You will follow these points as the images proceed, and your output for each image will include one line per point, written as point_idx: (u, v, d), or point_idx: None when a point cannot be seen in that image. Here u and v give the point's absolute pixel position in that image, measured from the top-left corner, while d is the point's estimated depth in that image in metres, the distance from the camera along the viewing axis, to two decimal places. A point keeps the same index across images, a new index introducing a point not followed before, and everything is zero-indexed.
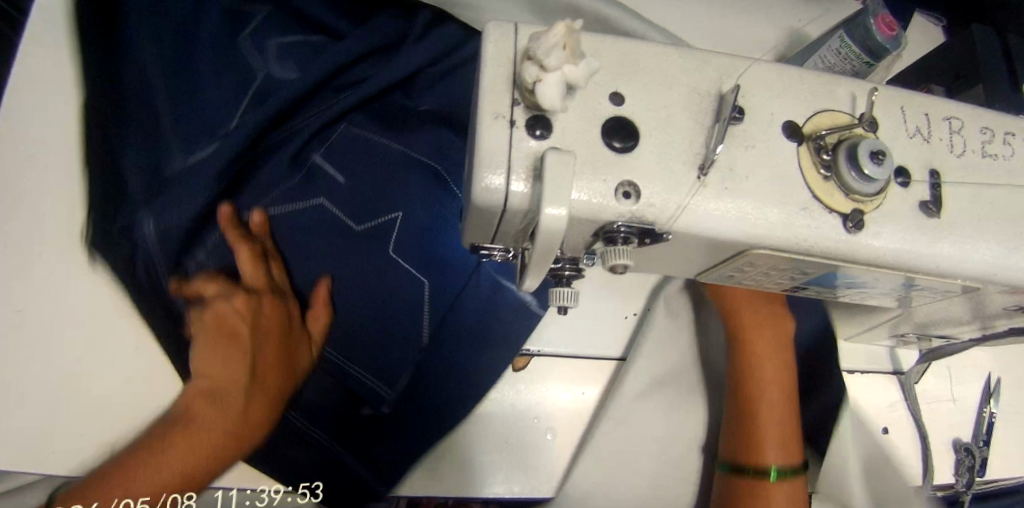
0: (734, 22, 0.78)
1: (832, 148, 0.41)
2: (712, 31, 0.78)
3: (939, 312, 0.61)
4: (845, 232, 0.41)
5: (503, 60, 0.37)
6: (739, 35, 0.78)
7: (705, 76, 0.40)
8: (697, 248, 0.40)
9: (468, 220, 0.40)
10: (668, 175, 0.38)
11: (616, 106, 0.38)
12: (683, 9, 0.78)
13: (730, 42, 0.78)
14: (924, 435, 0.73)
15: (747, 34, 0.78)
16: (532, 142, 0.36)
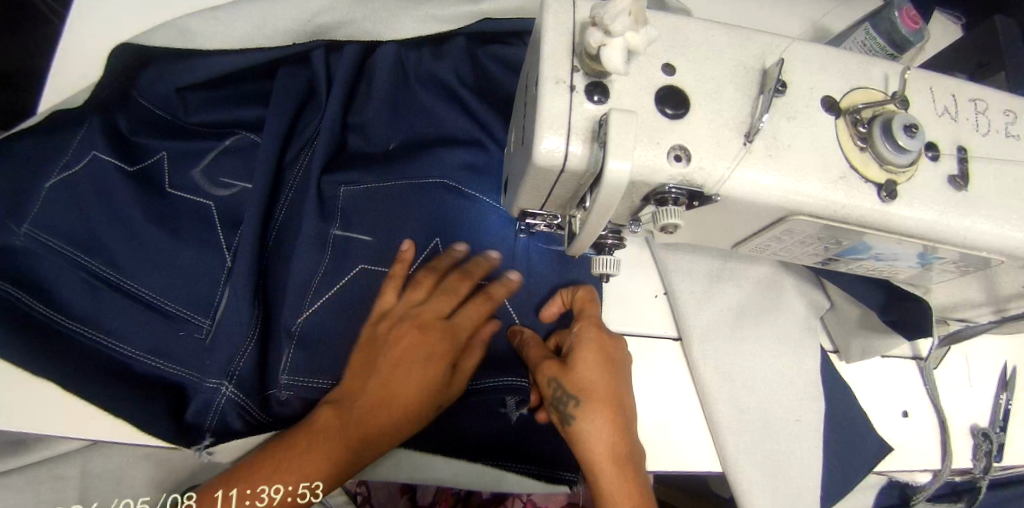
0: (760, 15, 0.81)
1: (868, 122, 0.44)
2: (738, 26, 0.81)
3: (961, 293, 0.63)
4: (879, 201, 0.43)
5: (563, 31, 0.40)
6: (764, 27, 0.81)
7: (749, 52, 0.43)
8: (739, 213, 0.43)
9: (526, 183, 0.42)
10: (715, 141, 0.40)
11: (668, 76, 0.41)
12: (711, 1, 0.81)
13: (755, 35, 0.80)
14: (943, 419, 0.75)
15: (772, 27, 0.81)
16: (590, 106, 0.39)
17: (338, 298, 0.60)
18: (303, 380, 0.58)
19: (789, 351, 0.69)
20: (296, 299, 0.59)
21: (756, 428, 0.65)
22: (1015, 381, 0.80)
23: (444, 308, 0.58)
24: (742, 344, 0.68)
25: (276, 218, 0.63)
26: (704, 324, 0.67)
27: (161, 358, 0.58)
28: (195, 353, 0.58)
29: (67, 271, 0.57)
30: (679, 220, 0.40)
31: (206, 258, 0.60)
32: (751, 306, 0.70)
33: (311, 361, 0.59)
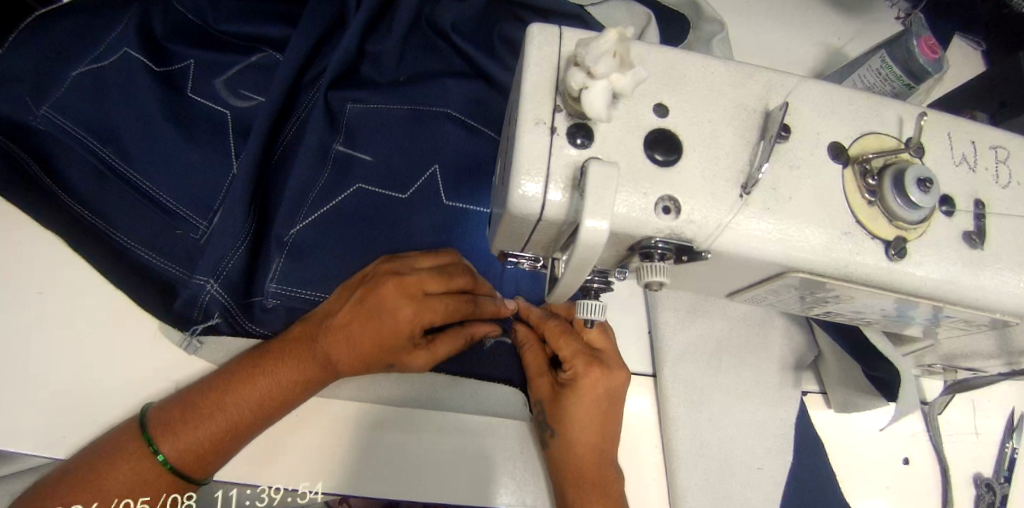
0: (769, 37, 0.77)
1: (879, 173, 0.40)
2: (748, 48, 0.77)
3: (970, 343, 0.59)
4: (886, 259, 0.39)
5: (547, 66, 0.37)
6: (773, 50, 0.77)
7: (751, 92, 0.39)
8: (731, 267, 0.39)
9: (502, 226, 0.39)
10: (708, 193, 0.37)
11: (659, 118, 0.37)
12: None
13: (764, 58, 0.76)
14: (945, 468, 0.71)
15: (782, 50, 0.77)
16: (572, 150, 0.36)
17: (337, 218, 0.58)
18: (290, 289, 0.56)
19: (763, 395, 0.66)
20: (291, 209, 0.57)
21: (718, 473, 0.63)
22: (1022, 429, 0.77)
23: (431, 284, 0.52)
24: (720, 385, 0.66)
25: (286, 138, 0.59)
26: (680, 363, 0.65)
27: (156, 251, 0.57)
28: (190, 251, 0.57)
29: (78, 157, 0.57)
30: (664, 277, 0.36)
31: (217, 159, 0.59)
32: (732, 351, 0.67)
33: (296, 275, 0.57)
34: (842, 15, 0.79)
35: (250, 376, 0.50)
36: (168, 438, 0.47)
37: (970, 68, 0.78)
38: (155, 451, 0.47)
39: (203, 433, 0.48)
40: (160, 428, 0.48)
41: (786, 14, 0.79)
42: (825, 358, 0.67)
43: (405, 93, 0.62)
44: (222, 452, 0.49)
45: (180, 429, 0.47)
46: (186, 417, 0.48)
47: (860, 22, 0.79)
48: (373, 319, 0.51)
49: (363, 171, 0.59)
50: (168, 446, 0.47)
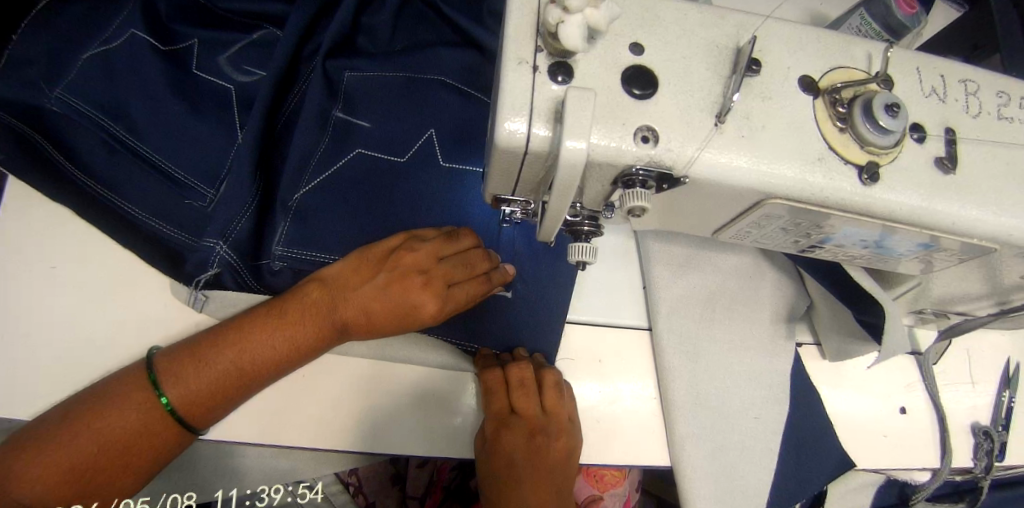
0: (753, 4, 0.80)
1: (848, 102, 0.42)
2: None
3: (957, 284, 0.61)
4: (859, 184, 0.41)
5: (527, 10, 0.39)
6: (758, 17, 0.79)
7: (723, 31, 0.42)
8: (711, 196, 0.42)
9: (491, 166, 0.41)
10: (685, 122, 0.39)
11: (635, 55, 0.39)
12: None
13: None
14: (941, 416, 0.73)
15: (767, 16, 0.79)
16: (554, 87, 0.38)
17: (338, 179, 0.63)
18: (297, 245, 0.61)
19: (756, 344, 0.69)
20: (294, 170, 0.62)
21: (710, 421, 0.66)
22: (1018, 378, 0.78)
23: (440, 251, 0.59)
24: (712, 338, 0.69)
25: (290, 106, 0.65)
26: (674, 316, 0.68)
27: (168, 219, 0.62)
28: (199, 214, 0.62)
29: (88, 133, 0.61)
30: (645, 202, 0.39)
31: (223, 133, 0.64)
32: (723, 304, 0.70)
33: (304, 234, 0.62)
34: None
35: (265, 328, 0.55)
36: (175, 381, 0.52)
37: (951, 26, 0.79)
38: (161, 394, 0.52)
39: (210, 377, 0.53)
40: (167, 371, 0.52)
41: None
42: (818, 306, 0.69)
43: (399, 61, 0.68)
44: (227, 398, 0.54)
45: (189, 376, 0.53)
46: (195, 362, 0.53)
47: None
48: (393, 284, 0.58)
49: (363, 137, 0.65)
50: (173, 386, 0.52)
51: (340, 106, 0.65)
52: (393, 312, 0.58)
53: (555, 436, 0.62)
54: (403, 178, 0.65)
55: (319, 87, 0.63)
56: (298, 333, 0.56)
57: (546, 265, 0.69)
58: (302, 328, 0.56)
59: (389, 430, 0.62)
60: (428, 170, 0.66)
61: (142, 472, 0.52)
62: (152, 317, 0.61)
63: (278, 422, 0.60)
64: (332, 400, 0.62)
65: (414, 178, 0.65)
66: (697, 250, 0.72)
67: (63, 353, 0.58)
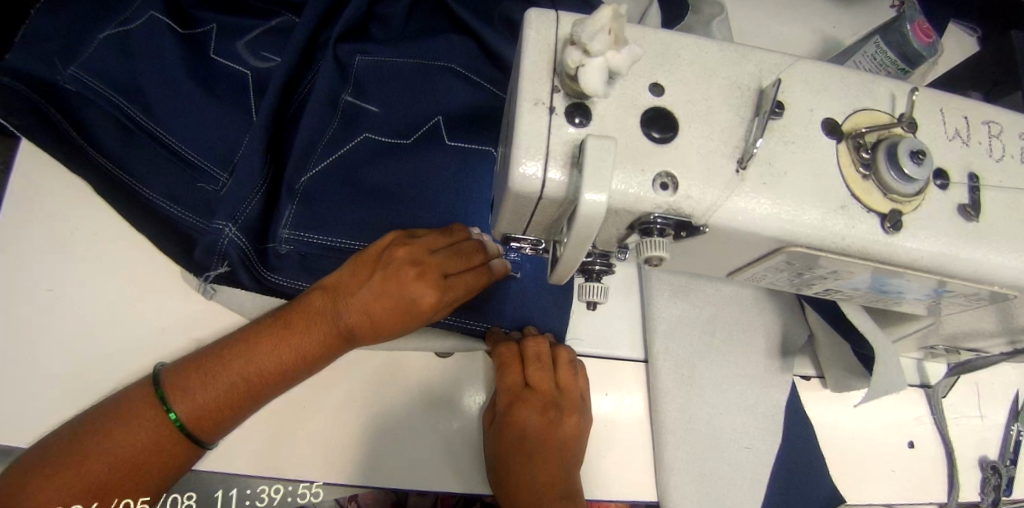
0: (766, 27, 0.78)
1: (872, 146, 0.41)
2: (743, 38, 0.78)
3: (970, 323, 0.60)
4: (882, 232, 0.40)
5: (544, 48, 0.38)
6: (771, 41, 0.78)
7: (744, 70, 0.40)
8: (731, 242, 0.40)
9: (503, 207, 0.39)
10: (705, 168, 0.38)
11: (655, 97, 0.38)
12: None
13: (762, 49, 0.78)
14: (949, 451, 0.71)
15: (781, 40, 0.78)
16: (571, 129, 0.36)
17: (347, 163, 0.63)
18: (305, 229, 0.61)
19: (760, 378, 0.68)
20: (302, 152, 0.61)
21: (716, 457, 0.64)
22: None
23: (435, 243, 0.57)
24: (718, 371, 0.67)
25: (304, 91, 0.64)
26: (673, 349, 0.67)
27: (176, 202, 0.60)
28: (208, 198, 0.61)
29: (98, 111, 0.60)
30: (663, 251, 0.37)
31: (235, 114, 0.63)
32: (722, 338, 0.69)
33: (312, 222, 0.61)
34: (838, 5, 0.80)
35: (268, 338, 0.54)
36: (179, 397, 0.50)
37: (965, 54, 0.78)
38: (168, 410, 0.50)
39: (215, 390, 0.51)
40: (172, 387, 0.51)
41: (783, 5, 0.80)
42: (818, 339, 0.68)
43: (411, 48, 0.67)
44: (233, 412, 0.52)
45: (194, 390, 0.51)
46: (198, 375, 0.52)
47: (856, 10, 0.80)
48: (389, 279, 0.55)
49: (372, 122, 0.64)
50: (181, 401, 0.50)
51: (350, 89, 0.64)
52: (393, 309, 0.55)
53: (566, 412, 0.61)
54: (413, 172, 0.64)
55: (330, 67, 0.62)
56: (303, 341, 0.54)
57: (549, 297, 0.68)
58: (305, 335, 0.54)
59: (387, 466, 0.61)
60: (436, 169, 0.64)
61: (154, 488, 0.49)
62: (148, 344, 0.60)
63: (277, 455, 0.60)
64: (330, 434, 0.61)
65: (422, 175, 0.64)
66: (693, 284, 0.71)
67: (61, 381, 0.57)
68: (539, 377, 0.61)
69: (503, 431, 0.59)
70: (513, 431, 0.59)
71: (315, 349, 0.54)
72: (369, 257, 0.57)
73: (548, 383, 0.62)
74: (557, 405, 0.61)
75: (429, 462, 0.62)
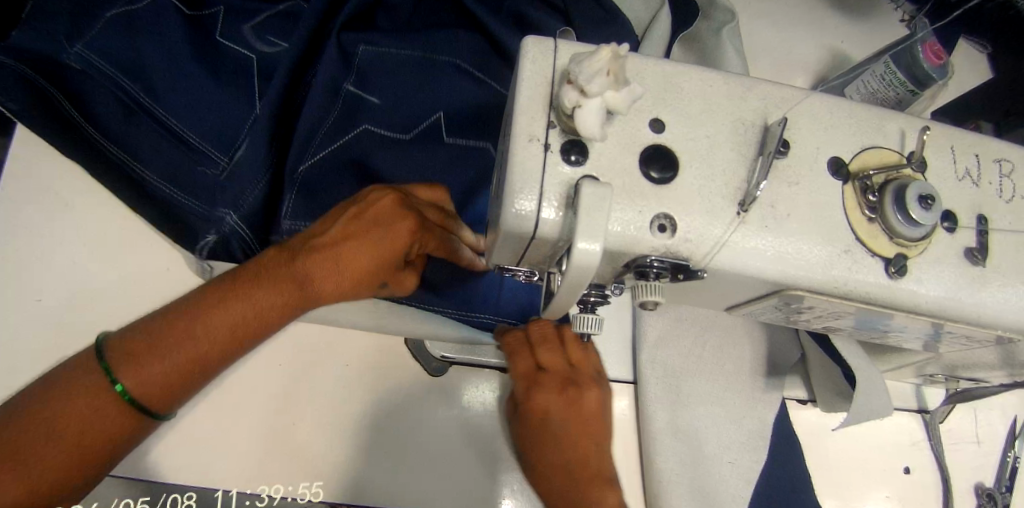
0: (772, 40, 0.76)
1: (878, 187, 0.39)
2: (752, 49, 0.76)
3: (971, 356, 0.58)
4: (886, 277, 0.39)
5: (540, 81, 0.36)
6: (778, 56, 0.76)
7: (749, 106, 0.39)
8: (731, 283, 0.39)
9: (495, 242, 0.38)
10: (704, 210, 0.36)
11: (655, 133, 0.37)
12: None
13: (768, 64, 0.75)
14: (945, 478, 0.71)
15: (788, 55, 0.76)
16: (566, 168, 0.35)
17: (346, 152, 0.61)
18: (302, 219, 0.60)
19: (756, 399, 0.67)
20: (303, 140, 0.60)
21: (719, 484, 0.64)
22: None
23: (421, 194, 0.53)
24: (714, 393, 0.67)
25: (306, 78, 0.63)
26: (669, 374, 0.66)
27: (173, 184, 0.59)
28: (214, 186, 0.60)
29: (100, 89, 0.59)
30: (658, 297, 0.36)
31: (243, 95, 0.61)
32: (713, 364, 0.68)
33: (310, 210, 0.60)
34: (846, 19, 0.78)
35: (230, 294, 0.44)
36: (129, 366, 0.41)
37: (976, 73, 0.76)
38: (114, 381, 0.40)
39: (164, 356, 0.42)
40: (121, 355, 0.41)
41: (791, 18, 0.78)
42: (811, 362, 0.66)
43: (416, 40, 0.64)
44: (191, 383, 0.43)
45: (143, 357, 0.42)
46: (152, 337, 0.42)
47: (864, 25, 0.78)
48: (366, 225, 0.46)
49: (377, 111, 0.62)
50: (130, 372, 0.41)
51: (355, 77, 0.62)
52: (377, 257, 0.46)
53: (586, 390, 0.61)
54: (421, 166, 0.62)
55: (333, 55, 0.61)
56: (268, 295, 0.45)
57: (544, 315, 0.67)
58: (269, 287, 0.45)
59: (378, 485, 0.59)
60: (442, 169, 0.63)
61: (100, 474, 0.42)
62: None
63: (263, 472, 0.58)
64: (316, 454, 0.59)
65: (423, 176, 0.62)
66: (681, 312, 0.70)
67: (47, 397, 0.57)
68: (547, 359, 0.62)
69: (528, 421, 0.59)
70: (536, 419, 0.59)
71: (280, 306, 0.45)
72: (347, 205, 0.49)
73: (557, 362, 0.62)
74: (581, 385, 0.61)
75: (423, 482, 0.60)
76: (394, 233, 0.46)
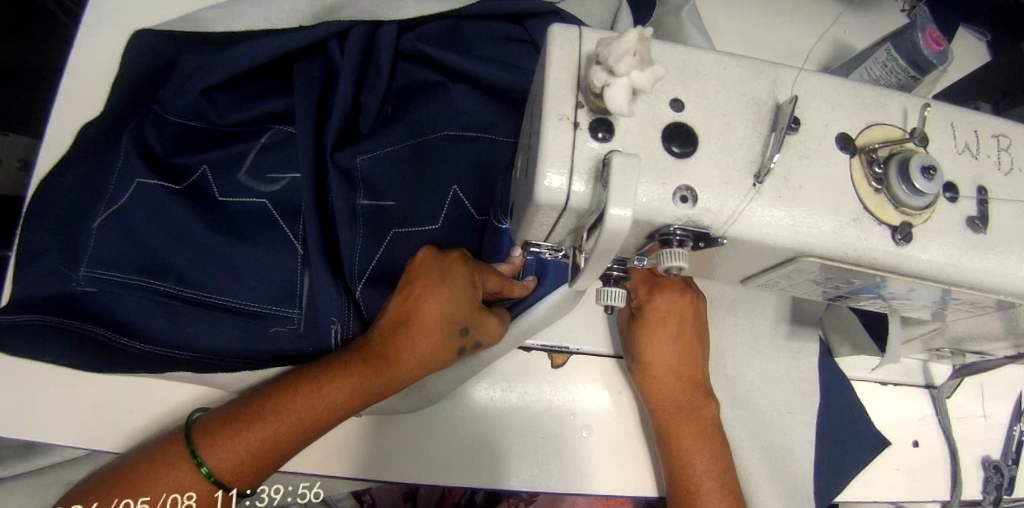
0: (776, 33, 0.80)
1: (884, 160, 0.42)
2: (756, 41, 0.79)
3: (975, 328, 0.61)
4: (893, 243, 0.41)
5: (568, 64, 0.39)
6: (780, 49, 0.79)
7: (762, 86, 0.42)
8: (748, 250, 0.42)
9: (527, 218, 0.41)
10: (723, 181, 0.39)
11: (676, 111, 0.39)
12: (725, 14, 0.79)
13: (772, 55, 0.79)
14: (953, 451, 0.73)
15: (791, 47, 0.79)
16: (593, 143, 0.38)
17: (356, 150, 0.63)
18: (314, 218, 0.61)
19: (763, 376, 0.71)
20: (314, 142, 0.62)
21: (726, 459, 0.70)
22: None
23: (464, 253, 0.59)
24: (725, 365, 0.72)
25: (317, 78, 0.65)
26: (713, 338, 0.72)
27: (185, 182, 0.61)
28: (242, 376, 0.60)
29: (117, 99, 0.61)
30: (684, 262, 0.38)
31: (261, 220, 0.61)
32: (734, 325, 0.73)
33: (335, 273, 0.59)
34: (847, 10, 0.81)
35: (306, 386, 0.54)
36: (211, 448, 0.51)
37: (975, 59, 0.79)
38: (200, 463, 0.51)
39: (249, 441, 0.52)
40: (204, 438, 0.52)
41: (794, 11, 0.81)
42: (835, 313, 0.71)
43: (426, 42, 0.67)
44: (271, 463, 0.53)
45: (222, 441, 0.52)
46: (236, 421, 0.53)
47: (866, 15, 0.81)
48: (422, 302, 0.55)
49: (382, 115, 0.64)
50: (213, 457, 0.51)
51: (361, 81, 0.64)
52: (437, 322, 0.55)
53: (646, 342, 0.64)
54: (423, 183, 0.64)
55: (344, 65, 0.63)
56: (337, 394, 0.53)
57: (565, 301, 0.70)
58: (340, 387, 0.53)
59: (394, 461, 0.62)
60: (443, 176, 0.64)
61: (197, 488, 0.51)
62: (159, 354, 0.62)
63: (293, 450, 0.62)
64: (346, 431, 0.62)
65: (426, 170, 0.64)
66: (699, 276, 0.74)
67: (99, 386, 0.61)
68: (667, 323, 0.64)
69: (647, 388, 0.64)
70: (651, 384, 0.64)
71: (354, 400, 0.54)
72: (404, 280, 0.57)
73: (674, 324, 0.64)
74: (642, 337, 0.64)
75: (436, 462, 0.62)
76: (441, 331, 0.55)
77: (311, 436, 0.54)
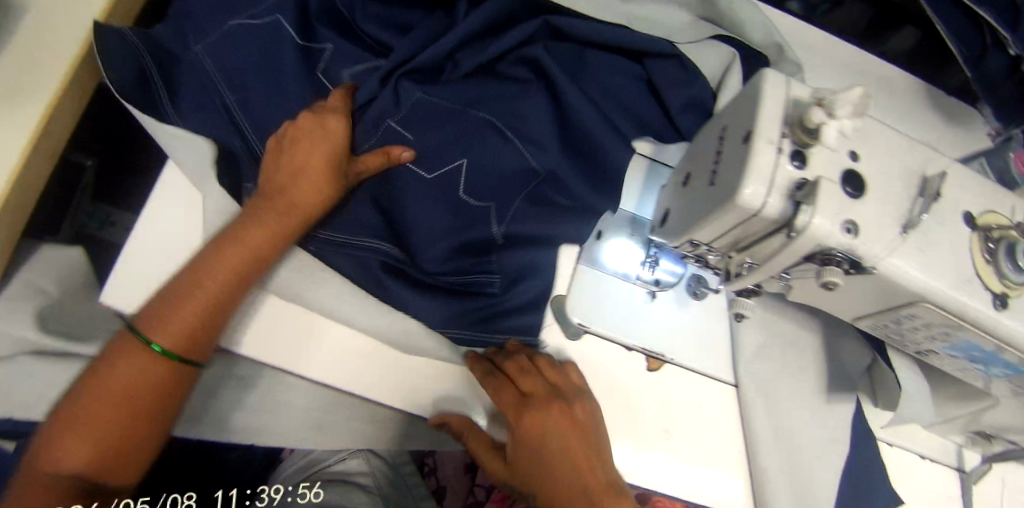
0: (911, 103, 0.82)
1: (997, 240, 0.52)
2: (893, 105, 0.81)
3: None
4: (995, 308, 0.50)
5: (778, 103, 0.49)
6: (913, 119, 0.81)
7: (915, 159, 0.52)
8: (880, 286, 0.51)
9: (713, 215, 0.50)
10: (879, 223, 0.48)
11: (853, 160, 0.49)
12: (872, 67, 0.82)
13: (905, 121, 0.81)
14: None
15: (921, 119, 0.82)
16: (790, 168, 0.47)
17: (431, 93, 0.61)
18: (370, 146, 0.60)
19: None
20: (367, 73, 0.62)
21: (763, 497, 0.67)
22: None
23: (338, 135, 0.57)
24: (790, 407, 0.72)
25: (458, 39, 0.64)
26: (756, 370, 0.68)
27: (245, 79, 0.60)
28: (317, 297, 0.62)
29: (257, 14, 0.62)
30: (839, 278, 0.49)
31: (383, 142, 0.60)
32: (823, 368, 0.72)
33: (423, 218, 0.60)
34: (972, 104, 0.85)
35: (215, 247, 0.52)
36: (159, 329, 0.50)
37: None
38: (151, 342, 0.50)
39: (190, 311, 0.51)
40: (146, 322, 0.51)
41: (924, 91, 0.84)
42: None
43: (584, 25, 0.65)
44: (195, 341, 0.52)
45: (161, 320, 0.50)
46: (160, 301, 0.51)
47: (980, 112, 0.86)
48: (304, 147, 0.55)
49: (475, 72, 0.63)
50: (160, 334, 0.50)
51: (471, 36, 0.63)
52: (309, 202, 0.55)
53: (542, 410, 0.57)
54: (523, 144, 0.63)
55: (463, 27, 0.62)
56: (263, 227, 0.53)
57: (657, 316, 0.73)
58: (253, 224, 0.53)
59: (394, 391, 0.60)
60: (520, 139, 0.62)
61: (143, 431, 0.51)
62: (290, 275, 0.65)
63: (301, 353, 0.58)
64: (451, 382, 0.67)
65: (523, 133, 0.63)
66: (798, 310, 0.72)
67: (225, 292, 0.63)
68: (547, 419, 0.57)
69: (539, 472, 0.58)
70: (540, 461, 0.58)
71: (257, 260, 0.53)
72: (287, 145, 0.56)
73: (564, 412, 0.57)
74: (526, 420, 0.57)
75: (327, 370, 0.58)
76: (326, 172, 0.56)
77: (217, 305, 0.52)
